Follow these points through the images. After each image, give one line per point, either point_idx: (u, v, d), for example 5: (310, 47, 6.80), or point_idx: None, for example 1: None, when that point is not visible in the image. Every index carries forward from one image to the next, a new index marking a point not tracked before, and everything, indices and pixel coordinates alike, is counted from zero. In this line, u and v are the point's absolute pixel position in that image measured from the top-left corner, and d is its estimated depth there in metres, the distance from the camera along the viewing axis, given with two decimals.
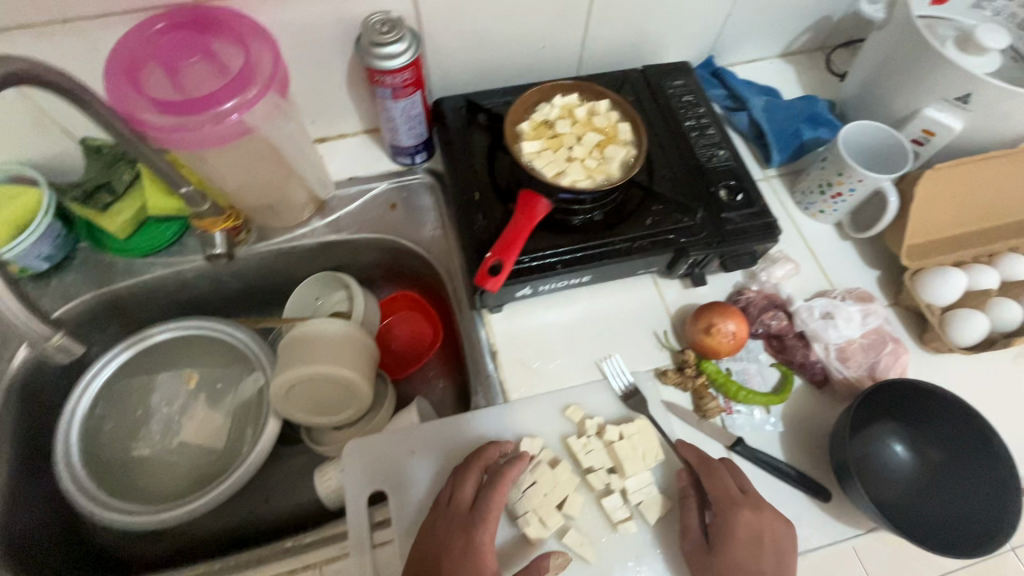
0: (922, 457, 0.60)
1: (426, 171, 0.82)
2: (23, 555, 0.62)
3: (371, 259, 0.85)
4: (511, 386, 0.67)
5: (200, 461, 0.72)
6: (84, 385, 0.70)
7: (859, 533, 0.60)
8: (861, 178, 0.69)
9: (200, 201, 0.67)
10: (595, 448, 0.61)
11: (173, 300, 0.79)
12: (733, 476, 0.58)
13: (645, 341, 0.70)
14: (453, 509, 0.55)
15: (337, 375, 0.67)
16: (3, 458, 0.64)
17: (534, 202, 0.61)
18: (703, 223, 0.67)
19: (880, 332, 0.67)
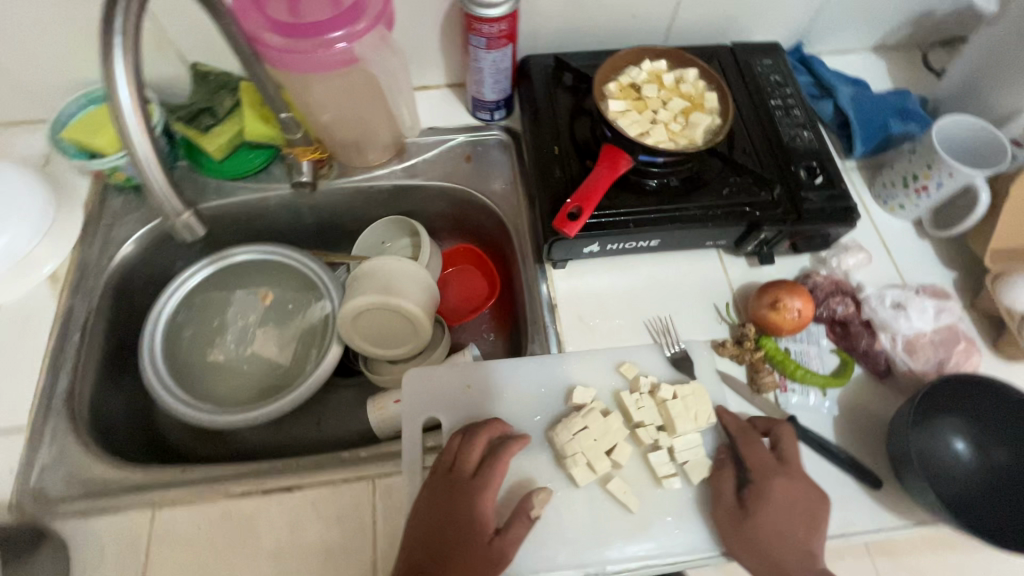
0: (985, 455, 0.58)
1: (503, 129, 0.84)
2: (107, 433, 0.68)
3: (440, 210, 0.88)
4: (568, 338, 0.69)
5: (265, 376, 0.77)
6: (174, 289, 0.76)
7: (908, 524, 0.59)
8: (952, 172, 0.67)
9: (294, 128, 0.71)
10: (646, 404, 0.61)
11: (254, 225, 0.84)
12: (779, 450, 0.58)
13: (705, 313, 0.70)
14: (458, 471, 0.56)
15: (404, 307, 0.71)
16: (97, 344, 0.70)
17: (619, 157, 0.63)
18: (781, 199, 0.66)
19: (953, 330, 0.65)
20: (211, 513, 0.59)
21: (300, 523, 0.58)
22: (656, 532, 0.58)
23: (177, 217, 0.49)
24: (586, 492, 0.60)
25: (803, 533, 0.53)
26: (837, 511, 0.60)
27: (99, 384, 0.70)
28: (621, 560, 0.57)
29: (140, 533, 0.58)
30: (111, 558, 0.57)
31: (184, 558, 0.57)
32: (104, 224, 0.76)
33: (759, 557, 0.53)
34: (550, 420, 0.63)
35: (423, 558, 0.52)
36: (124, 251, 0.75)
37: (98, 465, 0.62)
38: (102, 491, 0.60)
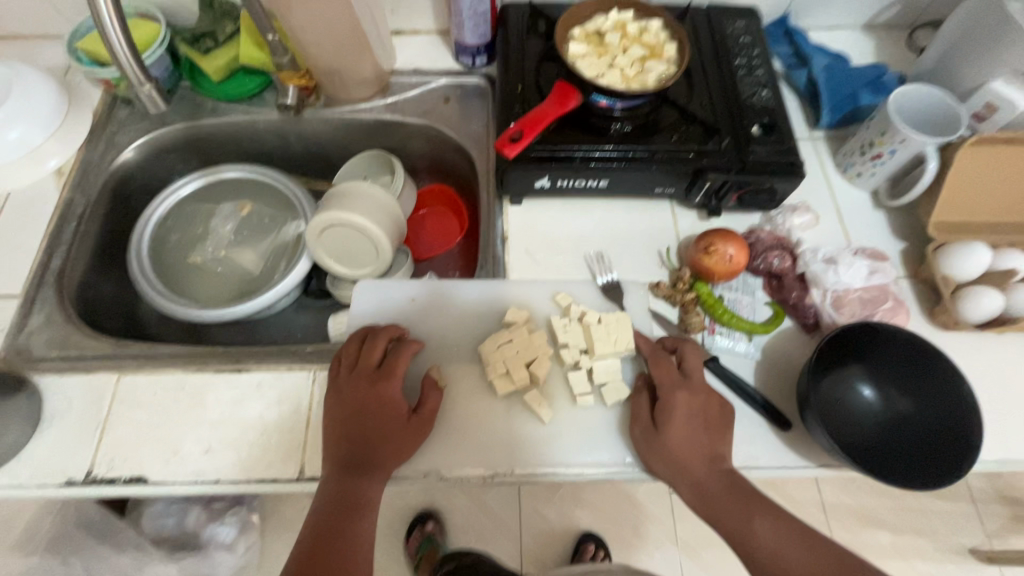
0: (888, 402, 0.60)
1: (483, 76, 0.89)
2: (93, 314, 0.76)
3: (420, 150, 0.93)
4: (512, 268, 0.73)
5: (240, 283, 0.84)
6: (166, 196, 0.84)
7: (810, 465, 0.62)
8: (904, 139, 0.68)
9: (282, 53, 0.77)
10: (572, 328, 0.65)
11: (246, 148, 0.91)
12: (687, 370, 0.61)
13: (648, 257, 0.73)
14: (363, 369, 0.62)
15: (362, 226, 0.75)
16: (91, 234, 0.78)
17: (568, 95, 0.67)
18: (727, 150, 0.69)
19: (884, 290, 0.66)
20: (167, 383, 0.65)
21: (245, 400, 0.65)
22: (568, 445, 0.62)
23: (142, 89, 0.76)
24: (507, 402, 0.64)
25: (707, 439, 0.58)
26: (743, 446, 0.62)
27: (90, 270, 0.77)
28: (533, 466, 0.61)
29: (105, 392, 0.65)
30: (77, 410, 0.64)
31: (139, 417, 0.63)
32: (110, 131, 0.84)
33: (672, 465, 0.57)
34: (483, 335, 0.68)
35: (349, 442, 0.59)
36: (125, 156, 0.83)
37: (78, 334, 0.69)
38: (78, 355, 0.67)
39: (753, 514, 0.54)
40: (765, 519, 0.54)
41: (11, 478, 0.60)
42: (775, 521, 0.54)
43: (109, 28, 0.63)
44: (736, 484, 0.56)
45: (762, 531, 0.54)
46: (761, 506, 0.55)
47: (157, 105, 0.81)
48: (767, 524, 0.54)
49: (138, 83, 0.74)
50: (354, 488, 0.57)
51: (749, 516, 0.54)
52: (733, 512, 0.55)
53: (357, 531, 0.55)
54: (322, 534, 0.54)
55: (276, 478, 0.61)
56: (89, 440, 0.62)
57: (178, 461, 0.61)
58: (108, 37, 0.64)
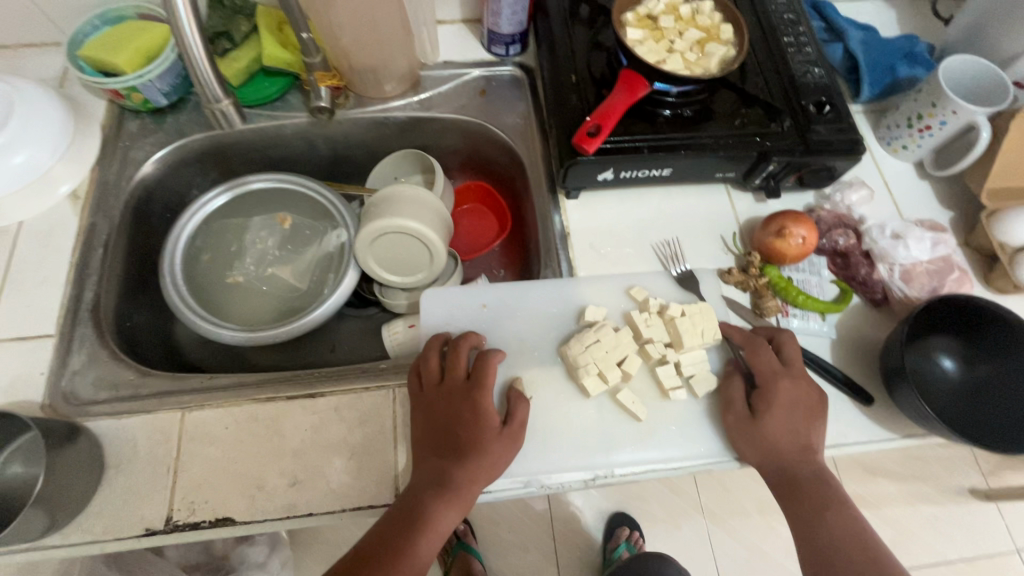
0: (968, 370, 0.63)
1: (517, 65, 0.85)
2: (134, 346, 0.71)
3: (453, 145, 0.89)
4: (578, 264, 0.72)
5: (284, 300, 0.79)
6: (194, 212, 0.78)
7: (896, 437, 0.63)
8: (955, 110, 0.69)
9: (314, 51, 0.72)
10: (655, 322, 0.64)
11: (269, 155, 0.85)
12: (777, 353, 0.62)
13: (712, 244, 0.73)
14: (450, 381, 0.59)
15: (418, 231, 0.72)
16: (119, 260, 0.72)
17: (637, 83, 0.65)
18: (790, 131, 0.69)
19: (948, 261, 0.68)
20: (238, 415, 0.62)
21: (325, 426, 0.62)
22: (662, 440, 0.62)
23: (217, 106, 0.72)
24: (597, 402, 0.63)
25: (803, 428, 0.58)
26: (831, 425, 0.64)
27: (123, 300, 0.72)
28: (629, 464, 0.61)
29: (170, 431, 0.60)
30: (143, 453, 0.59)
31: (213, 454, 0.60)
32: (122, 146, 0.77)
33: (768, 451, 0.58)
34: (562, 336, 0.66)
35: (440, 456, 0.56)
36: (144, 172, 0.76)
37: (128, 371, 0.64)
38: (133, 394, 0.63)
39: (829, 508, 0.55)
40: (837, 515, 0.55)
41: (82, 533, 0.56)
42: (845, 520, 0.55)
43: (185, 27, 0.59)
44: (820, 479, 0.57)
45: (832, 527, 0.54)
46: (835, 503, 0.56)
47: (234, 123, 0.77)
48: (838, 521, 0.55)
49: (213, 99, 0.70)
50: (433, 505, 0.54)
51: (823, 509, 0.55)
52: (808, 505, 0.56)
53: (418, 550, 0.53)
54: (386, 545, 0.53)
55: (372, 504, 0.58)
56: (163, 484, 0.58)
57: (263, 498, 0.58)
58: (185, 39, 0.60)
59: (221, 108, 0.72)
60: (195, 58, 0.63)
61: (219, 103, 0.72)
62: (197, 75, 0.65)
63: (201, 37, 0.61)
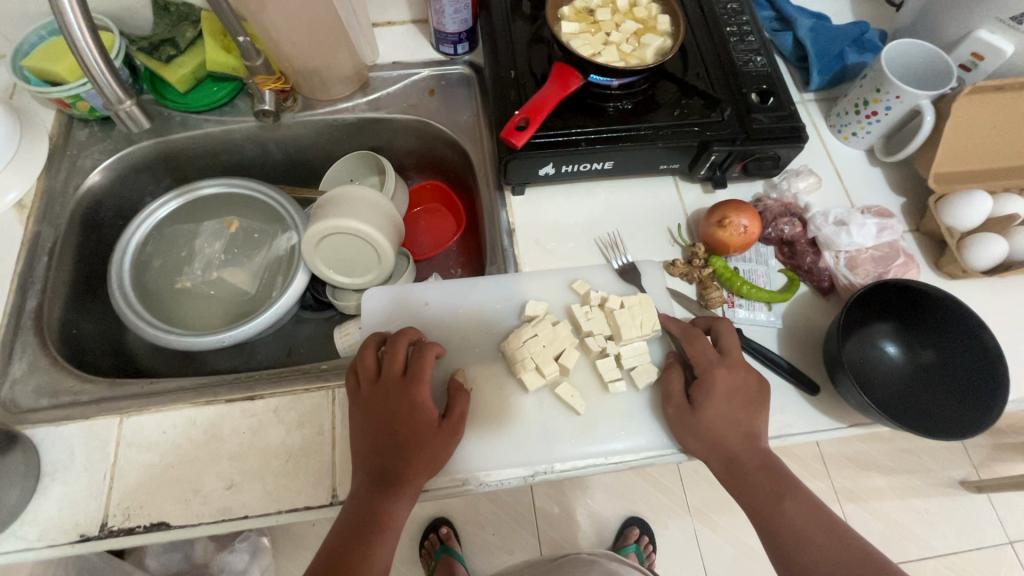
0: (913, 357, 0.62)
1: (466, 64, 0.85)
2: (80, 353, 0.71)
3: (407, 145, 0.89)
4: (523, 260, 0.71)
5: (234, 303, 0.79)
6: (143, 220, 0.78)
7: (841, 426, 0.62)
8: (899, 95, 0.68)
9: (254, 56, 0.71)
10: (596, 315, 0.64)
11: (221, 160, 0.86)
12: (715, 342, 0.61)
13: (659, 235, 0.72)
14: (386, 377, 0.57)
15: (362, 231, 0.71)
16: (66, 269, 0.72)
17: (569, 77, 0.65)
18: (731, 120, 0.68)
19: (893, 247, 0.67)
20: (177, 420, 0.61)
21: (263, 428, 0.61)
22: (603, 433, 0.61)
23: (120, 105, 0.70)
24: (537, 397, 0.63)
25: (743, 416, 0.57)
26: (776, 416, 0.63)
27: (69, 308, 0.72)
28: (571, 459, 0.60)
29: (108, 438, 0.60)
30: (80, 459, 0.59)
31: (151, 459, 0.59)
32: (70, 154, 0.77)
33: (710, 441, 0.56)
34: (504, 331, 0.66)
35: (380, 454, 0.55)
36: (91, 180, 0.77)
37: (69, 378, 0.64)
38: (73, 401, 0.63)
39: (785, 495, 0.53)
40: (796, 501, 0.53)
41: (17, 541, 0.56)
42: (803, 505, 0.53)
43: (81, 41, 0.57)
44: (770, 464, 0.55)
45: (792, 514, 0.52)
46: (791, 488, 0.54)
47: (138, 124, 0.75)
48: (797, 507, 0.52)
49: (116, 99, 0.68)
50: (376, 505, 0.52)
51: (778, 497, 0.53)
52: (763, 495, 0.54)
53: (365, 555, 0.50)
54: (338, 556, 0.50)
55: (308, 505, 0.58)
56: (99, 490, 0.58)
57: (200, 501, 0.58)
58: (78, 45, 0.57)
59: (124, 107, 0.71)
60: (94, 68, 0.61)
61: (121, 103, 0.70)
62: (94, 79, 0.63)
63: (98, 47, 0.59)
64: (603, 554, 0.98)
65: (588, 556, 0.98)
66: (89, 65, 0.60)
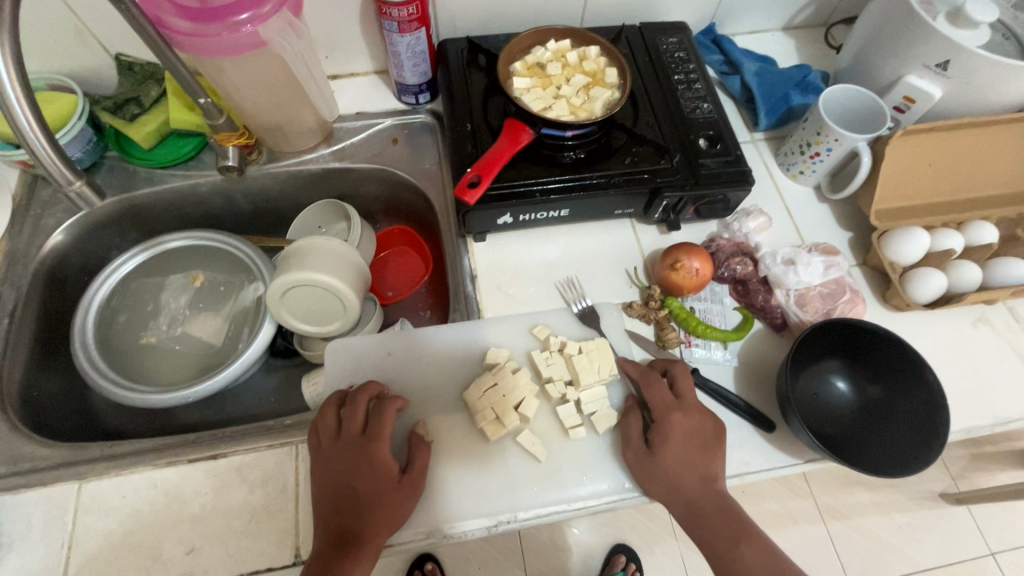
0: (862, 392, 0.64)
1: (429, 112, 0.88)
2: (41, 415, 0.70)
3: (373, 191, 0.91)
4: (485, 306, 0.72)
5: (201, 355, 0.80)
6: (107, 275, 0.78)
7: (797, 462, 0.64)
8: (838, 138, 0.71)
9: (217, 114, 0.73)
10: (555, 361, 0.65)
11: (187, 212, 0.86)
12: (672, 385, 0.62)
13: (617, 277, 0.74)
14: (347, 436, 0.58)
15: (326, 283, 0.72)
16: (27, 330, 0.72)
17: (520, 132, 0.67)
18: (680, 166, 0.71)
19: (840, 283, 0.70)
20: (138, 483, 0.61)
21: (226, 488, 0.61)
22: (565, 479, 0.62)
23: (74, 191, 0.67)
24: (499, 445, 0.64)
25: (701, 459, 0.58)
26: (734, 455, 0.64)
27: (30, 369, 0.71)
28: (534, 507, 0.61)
29: (66, 506, 0.60)
30: (38, 529, 0.58)
31: (110, 526, 0.59)
32: (33, 214, 0.78)
33: (668, 486, 0.57)
34: (466, 380, 0.67)
35: (340, 514, 0.55)
36: (54, 240, 0.77)
37: (29, 445, 0.64)
38: (31, 468, 0.62)
39: (741, 539, 0.54)
40: (751, 546, 0.54)
41: None
42: (759, 549, 0.54)
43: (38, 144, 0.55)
44: (727, 509, 0.56)
45: (747, 559, 0.53)
46: (746, 533, 0.55)
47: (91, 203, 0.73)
48: (752, 551, 0.54)
49: (69, 187, 0.64)
50: (336, 568, 0.52)
51: (735, 542, 0.54)
52: (719, 539, 0.55)
53: None
54: None
55: (270, 567, 0.58)
56: (58, 560, 0.57)
57: (160, 567, 0.57)
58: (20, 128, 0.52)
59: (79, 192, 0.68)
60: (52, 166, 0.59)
61: (73, 187, 0.64)
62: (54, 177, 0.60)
63: (55, 146, 0.57)
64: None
65: None
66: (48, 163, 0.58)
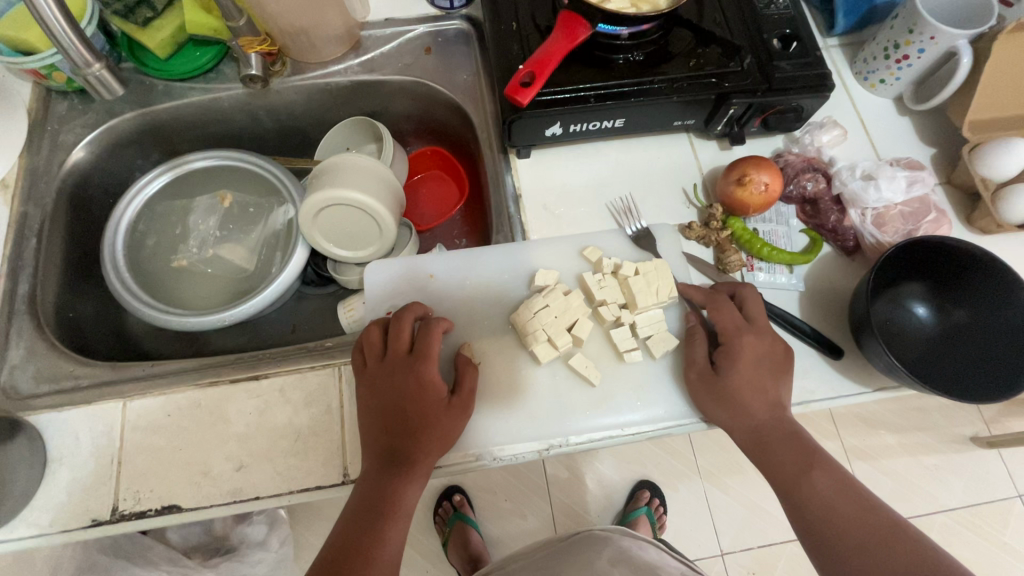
0: (945, 317, 0.60)
1: (463, 18, 0.80)
2: (78, 337, 0.69)
3: (404, 110, 0.85)
4: (532, 228, 0.68)
5: (233, 280, 0.77)
6: (132, 197, 0.75)
7: (866, 391, 0.60)
8: (933, 35, 0.63)
9: (236, 15, 0.66)
10: (609, 283, 0.61)
11: (210, 130, 0.82)
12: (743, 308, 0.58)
13: (674, 198, 0.69)
14: (393, 355, 0.56)
15: (359, 201, 0.67)
16: (58, 251, 0.70)
17: (577, 25, 0.60)
18: (750, 70, 0.63)
19: (925, 202, 0.64)
20: (181, 401, 0.60)
21: (270, 408, 0.60)
22: (618, 404, 0.59)
23: (88, 72, 0.67)
24: (550, 369, 0.61)
25: (769, 383, 0.54)
26: (799, 383, 0.60)
27: (63, 290, 0.69)
28: (587, 431, 0.58)
29: (113, 421, 0.59)
30: (85, 445, 0.58)
31: (157, 443, 0.58)
32: (51, 130, 0.73)
33: (733, 410, 0.54)
34: (513, 303, 0.64)
35: (389, 434, 0.53)
36: (75, 157, 0.73)
37: (67, 363, 0.62)
38: (73, 386, 0.61)
39: (811, 467, 0.51)
40: (822, 472, 0.51)
41: (29, 527, 0.55)
42: (832, 476, 0.51)
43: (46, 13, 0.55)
44: (796, 435, 0.53)
45: (819, 486, 0.50)
46: (818, 459, 0.52)
47: (112, 92, 0.72)
48: (824, 478, 0.51)
49: (84, 65, 0.65)
50: (389, 486, 0.51)
51: (805, 468, 0.51)
52: (788, 466, 0.52)
53: (386, 536, 0.50)
54: (354, 535, 0.50)
55: (319, 485, 0.57)
56: (109, 476, 0.57)
57: (210, 483, 0.57)
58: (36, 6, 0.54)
59: (92, 72, 0.67)
60: (65, 43, 0.60)
61: (89, 66, 0.66)
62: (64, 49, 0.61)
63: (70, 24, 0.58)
64: (616, 529, 0.83)
65: (601, 532, 0.83)
66: (58, 38, 0.58)
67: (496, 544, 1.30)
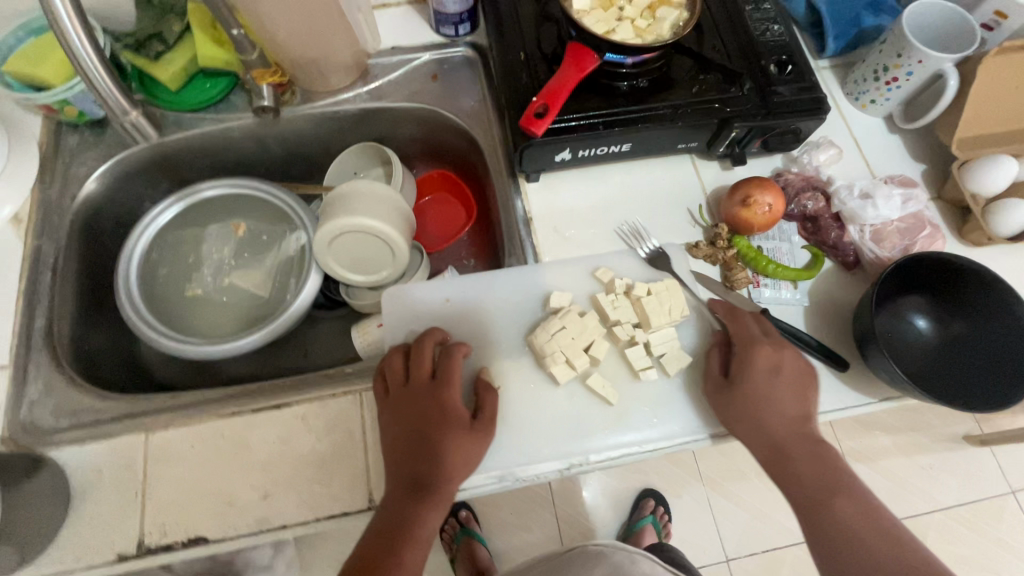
0: (944, 328, 0.63)
1: (468, 45, 0.82)
2: (94, 369, 0.69)
3: (410, 134, 0.87)
4: (544, 249, 0.69)
5: (247, 307, 0.78)
6: (144, 228, 0.75)
7: (871, 401, 0.62)
8: (921, 59, 0.66)
9: (248, 49, 0.68)
10: (622, 303, 0.63)
11: (219, 158, 0.83)
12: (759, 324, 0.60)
13: (679, 218, 0.71)
14: (416, 382, 0.57)
15: (372, 227, 0.69)
16: (73, 283, 0.70)
17: (585, 56, 0.62)
18: (749, 95, 0.66)
19: (919, 218, 0.67)
20: (203, 431, 0.60)
21: (292, 436, 0.60)
22: (635, 421, 0.61)
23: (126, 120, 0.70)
24: (568, 390, 0.62)
25: (790, 403, 0.56)
26: None
27: (78, 323, 0.70)
28: (606, 449, 0.60)
29: (135, 454, 0.59)
30: (108, 478, 0.58)
31: (181, 475, 0.58)
32: (63, 163, 0.74)
33: (754, 430, 0.56)
34: (529, 324, 0.65)
35: (411, 459, 0.54)
36: (87, 189, 0.74)
37: (85, 397, 0.62)
38: (93, 419, 0.61)
39: (835, 493, 0.53)
40: (846, 499, 0.53)
41: (52, 564, 0.55)
42: (855, 502, 0.53)
43: (79, 48, 0.58)
44: (821, 461, 0.54)
45: (842, 513, 0.52)
46: (842, 486, 0.53)
47: (146, 134, 0.73)
48: (847, 505, 0.52)
49: (121, 112, 0.68)
50: (411, 513, 0.52)
51: (829, 495, 0.53)
52: (812, 491, 0.54)
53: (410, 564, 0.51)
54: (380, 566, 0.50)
55: (345, 512, 0.58)
56: (132, 509, 0.57)
57: (235, 513, 0.57)
58: (68, 39, 0.57)
59: (129, 121, 0.70)
60: (100, 84, 0.63)
61: (126, 114, 0.69)
62: (100, 93, 0.64)
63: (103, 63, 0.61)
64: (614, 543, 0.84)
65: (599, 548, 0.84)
66: (93, 77, 0.61)
67: (503, 558, 1.30)
